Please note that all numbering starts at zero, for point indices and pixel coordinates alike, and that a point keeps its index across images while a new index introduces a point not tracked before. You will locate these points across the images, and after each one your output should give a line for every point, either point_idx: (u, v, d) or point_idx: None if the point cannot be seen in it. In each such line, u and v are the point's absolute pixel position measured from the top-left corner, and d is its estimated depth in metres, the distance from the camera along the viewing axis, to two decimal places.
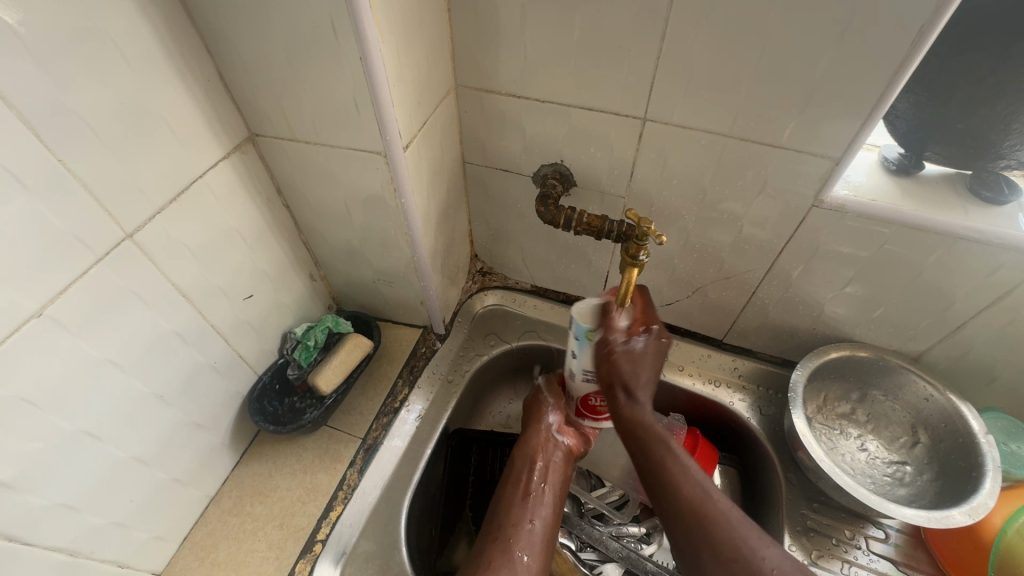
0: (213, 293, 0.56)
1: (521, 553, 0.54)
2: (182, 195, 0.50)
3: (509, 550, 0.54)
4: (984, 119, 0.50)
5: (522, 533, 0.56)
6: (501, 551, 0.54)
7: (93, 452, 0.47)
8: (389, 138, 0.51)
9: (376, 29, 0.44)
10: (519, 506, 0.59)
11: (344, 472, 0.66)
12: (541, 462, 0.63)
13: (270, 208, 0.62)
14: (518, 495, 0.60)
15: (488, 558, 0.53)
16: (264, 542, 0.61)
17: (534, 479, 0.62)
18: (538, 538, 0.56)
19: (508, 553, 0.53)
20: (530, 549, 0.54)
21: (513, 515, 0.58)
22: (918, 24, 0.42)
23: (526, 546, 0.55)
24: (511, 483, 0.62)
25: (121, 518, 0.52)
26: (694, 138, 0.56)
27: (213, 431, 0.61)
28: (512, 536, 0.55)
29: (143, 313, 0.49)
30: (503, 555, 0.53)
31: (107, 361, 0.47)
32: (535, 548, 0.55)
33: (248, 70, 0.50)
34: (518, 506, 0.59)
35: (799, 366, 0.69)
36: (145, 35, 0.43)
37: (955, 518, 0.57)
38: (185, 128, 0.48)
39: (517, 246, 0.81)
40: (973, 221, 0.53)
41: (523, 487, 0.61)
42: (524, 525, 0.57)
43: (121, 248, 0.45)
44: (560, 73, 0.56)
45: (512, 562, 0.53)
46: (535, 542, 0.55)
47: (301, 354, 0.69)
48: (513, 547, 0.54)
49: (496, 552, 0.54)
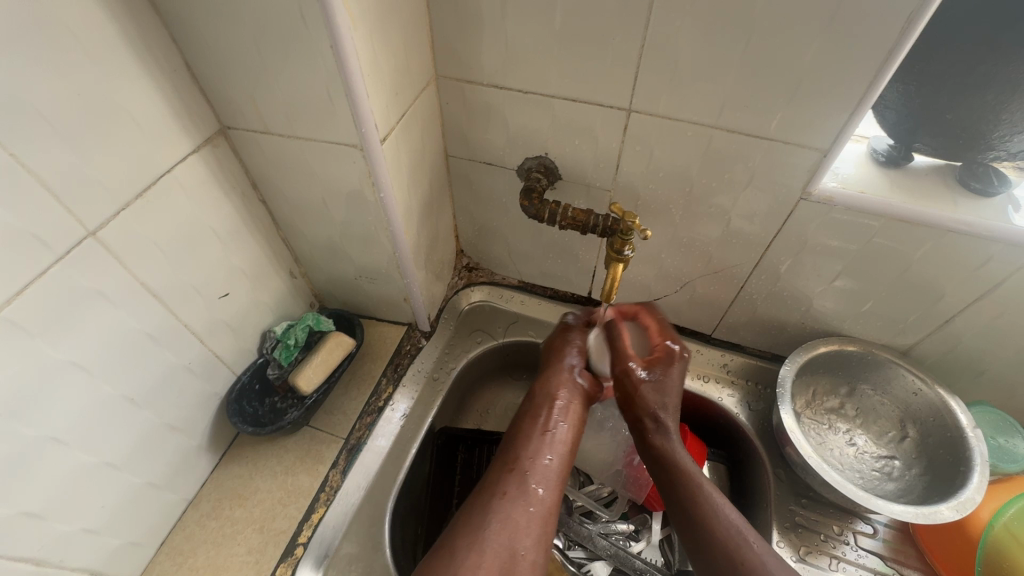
0: (186, 292, 0.54)
1: (536, 487, 0.50)
2: (148, 190, 0.48)
3: (524, 482, 0.50)
4: (974, 109, 0.49)
5: (539, 467, 0.52)
6: (517, 483, 0.50)
7: (60, 458, 0.46)
8: (364, 129, 0.49)
9: (347, 16, 0.42)
10: (539, 439, 0.54)
11: (326, 473, 0.64)
12: (566, 399, 0.58)
13: (245, 204, 0.60)
14: (536, 429, 0.55)
15: (508, 486, 0.50)
16: (244, 546, 0.59)
17: (554, 413, 0.57)
18: (555, 471, 0.52)
19: (522, 486, 0.50)
20: (546, 484, 0.51)
21: (531, 448, 0.54)
22: (907, 10, 0.41)
23: (542, 480, 0.51)
24: (531, 415, 0.57)
25: (92, 525, 0.50)
26: (680, 129, 0.55)
27: (189, 434, 0.60)
28: (529, 469, 0.52)
29: (110, 313, 0.47)
30: (518, 489, 0.50)
31: (72, 364, 0.45)
32: (553, 483, 0.51)
33: (215, 59, 0.47)
34: (538, 437, 0.55)
35: (787, 361, 0.68)
36: (104, 21, 0.41)
37: (943, 513, 0.56)
38: (150, 120, 0.46)
39: (503, 241, 0.79)
40: (962, 214, 0.52)
41: (547, 418, 0.56)
42: (543, 459, 0.53)
43: (84, 246, 0.44)
44: (543, 63, 0.55)
45: (526, 495, 0.50)
46: (552, 477, 0.52)
47: (281, 353, 0.67)
48: (529, 481, 0.51)
49: (512, 484, 0.50)
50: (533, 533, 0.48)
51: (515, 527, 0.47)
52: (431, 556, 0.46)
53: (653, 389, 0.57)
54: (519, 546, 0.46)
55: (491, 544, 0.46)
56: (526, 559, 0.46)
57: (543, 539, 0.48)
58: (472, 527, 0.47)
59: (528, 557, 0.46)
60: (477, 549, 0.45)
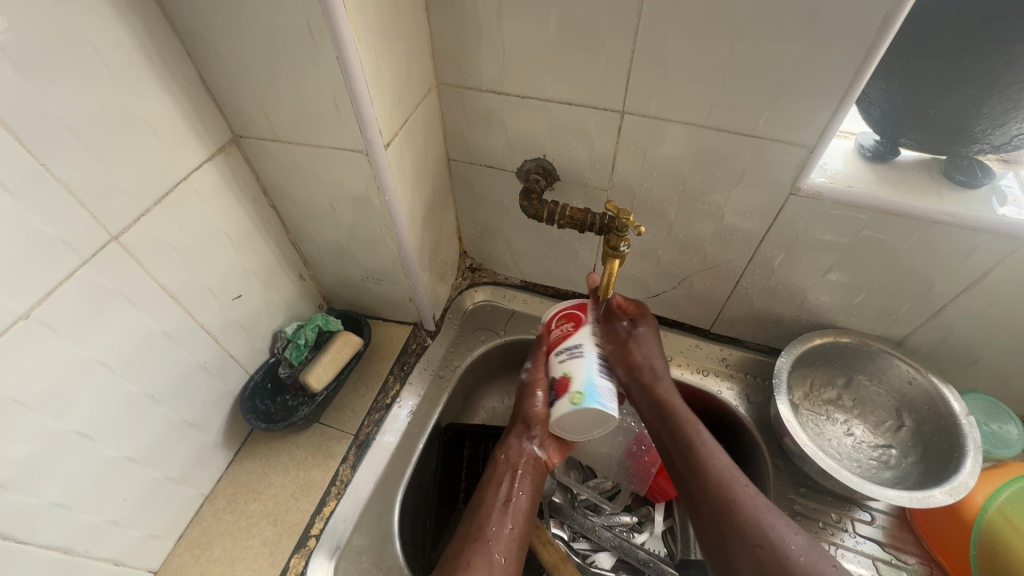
0: (201, 293, 0.57)
1: (498, 556, 0.54)
2: (167, 197, 0.50)
3: (488, 553, 0.54)
4: (954, 103, 0.51)
5: (501, 538, 0.56)
6: (482, 555, 0.54)
7: (85, 452, 0.48)
8: (369, 135, 0.52)
9: (352, 28, 0.44)
10: (498, 508, 0.58)
11: (337, 468, 0.67)
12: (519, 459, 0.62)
13: (256, 208, 0.62)
14: (499, 497, 0.59)
15: (470, 559, 0.53)
16: (259, 538, 0.62)
17: (513, 484, 0.60)
18: (515, 542, 0.56)
19: (485, 557, 0.54)
20: (507, 553, 0.54)
21: (493, 519, 0.57)
22: (882, 11, 0.43)
23: (504, 550, 0.55)
24: (492, 482, 0.61)
25: (116, 517, 0.53)
26: (672, 130, 0.57)
27: (205, 431, 0.62)
28: (489, 540, 0.55)
29: (131, 314, 0.49)
30: (482, 559, 0.53)
31: (97, 362, 0.48)
32: (512, 552, 0.55)
33: (228, 72, 0.50)
34: (499, 509, 0.58)
35: (783, 353, 0.70)
36: (126, 39, 0.43)
37: (935, 497, 0.58)
38: (167, 130, 0.49)
39: (505, 242, 0.82)
40: (948, 205, 0.54)
41: (505, 490, 0.60)
42: (504, 529, 0.57)
43: (107, 250, 0.46)
44: (540, 68, 0.57)
45: (489, 565, 0.53)
46: (514, 546, 0.56)
47: (291, 353, 0.70)
48: (490, 551, 0.54)
49: (475, 556, 0.54)
50: None
51: None
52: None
53: (638, 343, 0.64)
54: None
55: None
56: None
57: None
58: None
59: None
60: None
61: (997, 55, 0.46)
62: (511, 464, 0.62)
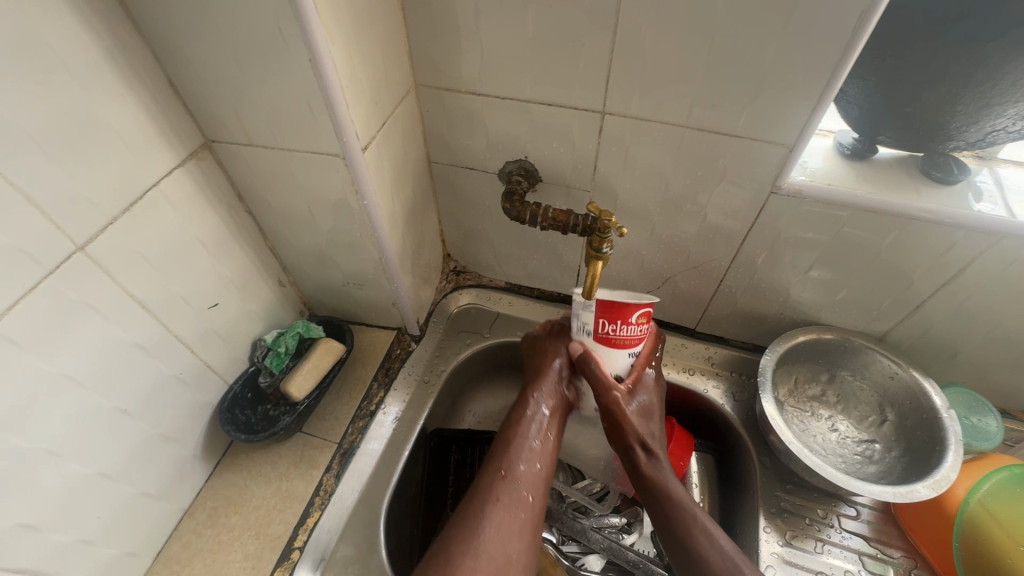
0: (176, 303, 0.55)
1: (525, 492, 0.57)
2: (136, 204, 0.49)
3: (514, 491, 0.56)
4: (930, 102, 0.51)
5: (528, 475, 0.58)
6: (509, 489, 0.56)
7: (54, 471, 0.46)
8: (345, 139, 0.51)
9: (324, 30, 0.43)
10: (524, 445, 0.60)
11: (320, 478, 0.65)
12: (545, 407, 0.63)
13: (231, 214, 0.61)
14: (523, 440, 0.60)
15: (500, 495, 0.56)
16: (240, 552, 0.60)
17: (539, 423, 0.62)
18: (541, 479, 0.59)
19: (513, 495, 0.56)
20: (534, 489, 0.57)
21: (519, 457, 0.59)
22: (858, 9, 0.43)
23: (530, 487, 0.58)
24: (522, 422, 0.62)
25: (89, 536, 0.51)
26: (653, 130, 0.57)
27: (182, 443, 0.60)
28: (516, 475, 0.57)
29: (101, 326, 0.48)
30: (509, 492, 0.56)
31: (65, 377, 0.46)
32: (538, 488, 0.58)
33: (198, 75, 0.49)
34: (528, 447, 0.60)
35: (767, 351, 0.70)
36: (88, 42, 0.42)
37: (919, 492, 0.58)
38: (135, 136, 0.47)
39: (488, 243, 0.81)
40: (925, 202, 0.54)
41: (533, 431, 0.61)
42: (532, 467, 0.59)
43: (73, 260, 0.44)
44: (519, 68, 0.56)
45: (517, 497, 0.56)
46: (538, 483, 0.58)
47: (272, 361, 0.68)
48: (518, 491, 0.57)
49: (502, 490, 0.56)
50: (522, 539, 0.54)
51: (506, 533, 0.54)
52: (438, 551, 0.52)
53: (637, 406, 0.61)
54: (510, 549, 0.53)
55: (487, 549, 0.52)
56: (517, 562, 0.53)
57: (531, 545, 0.55)
58: (467, 532, 0.53)
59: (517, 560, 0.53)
60: (472, 552, 0.51)
61: (971, 60, 0.47)
62: (541, 402, 0.63)
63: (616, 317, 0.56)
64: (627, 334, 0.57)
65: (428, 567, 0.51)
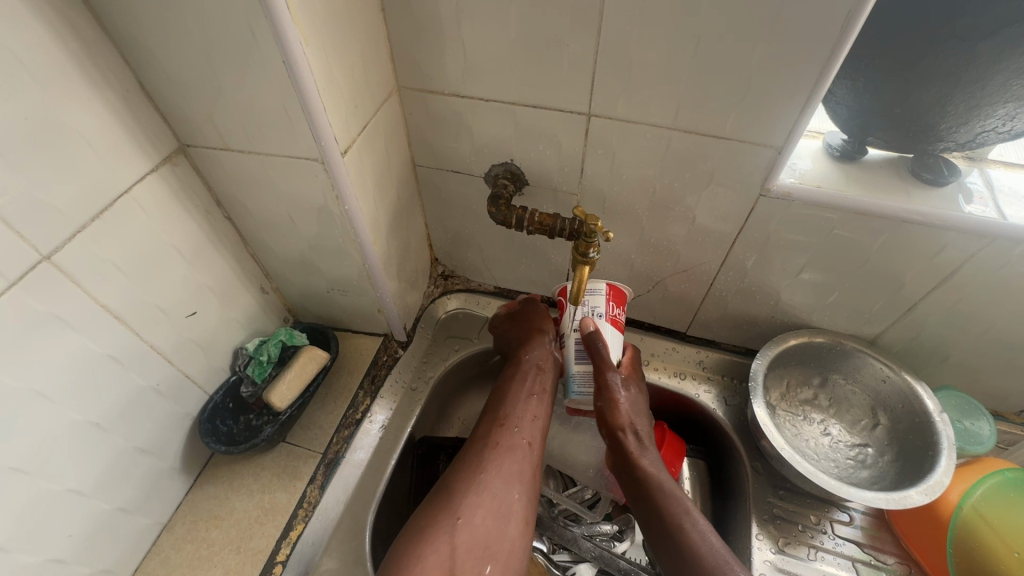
0: (151, 312, 0.53)
1: (522, 440, 0.59)
2: (107, 211, 0.47)
3: (513, 434, 0.59)
4: (920, 103, 0.50)
5: (524, 426, 0.61)
6: (509, 434, 0.59)
7: (23, 488, 0.45)
8: (324, 142, 0.49)
9: (298, 31, 0.42)
10: (523, 400, 0.63)
11: (304, 489, 0.64)
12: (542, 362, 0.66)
13: (209, 220, 0.59)
14: (523, 389, 0.63)
15: (500, 440, 0.59)
16: (221, 567, 0.59)
17: (537, 382, 0.64)
18: (538, 427, 0.62)
19: (512, 439, 0.59)
20: (531, 434, 0.60)
21: (519, 406, 0.62)
22: (845, 10, 0.42)
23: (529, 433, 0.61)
24: (519, 377, 0.65)
25: (60, 555, 0.49)
26: (640, 132, 0.56)
27: (160, 456, 0.59)
28: (514, 426, 0.60)
29: (71, 338, 0.46)
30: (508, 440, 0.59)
31: (31, 392, 0.44)
32: (537, 435, 0.61)
33: (169, 77, 0.47)
34: (526, 395, 0.63)
35: (758, 355, 0.69)
36: (49, 43, 0.40)
37: (912, 498, 0.57)
38: (104, 141, 0.46)
39: (476, 248, 0.80)
40: (915, 204, 0.54)
41: (530, 387, 0.64)
42: (531, 415, 0.62)
43: (39, 271, 0.43)
44: (503, 70, 0.55)
45: (513, 443, 0.59)
46: (535, 433, 0.61)
47: (254, 370, 0.66)
48: (516, 436, 0.60)
49: (504, 435, 0.59)
50: (522, 480, 0.57)
51: (506, 472, 0.56)
52: (440, 493, 0.55)
53: (628, 403, 0.61)
54: (509, 489, 0.55)
55: (490, 486, 0.55)
56: (518, 501, 0.55)
57: (532, 487, 0.57)
58: (468, 472, 0.56)
59: (516, 499, 0.55)
60: (470, 492, 0.54)
61: (960, 62, 0.46)
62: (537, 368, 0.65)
63: (613, 299, 0.61)
64: (620, 316, 0.62)
65: (431, 506, 0.54)
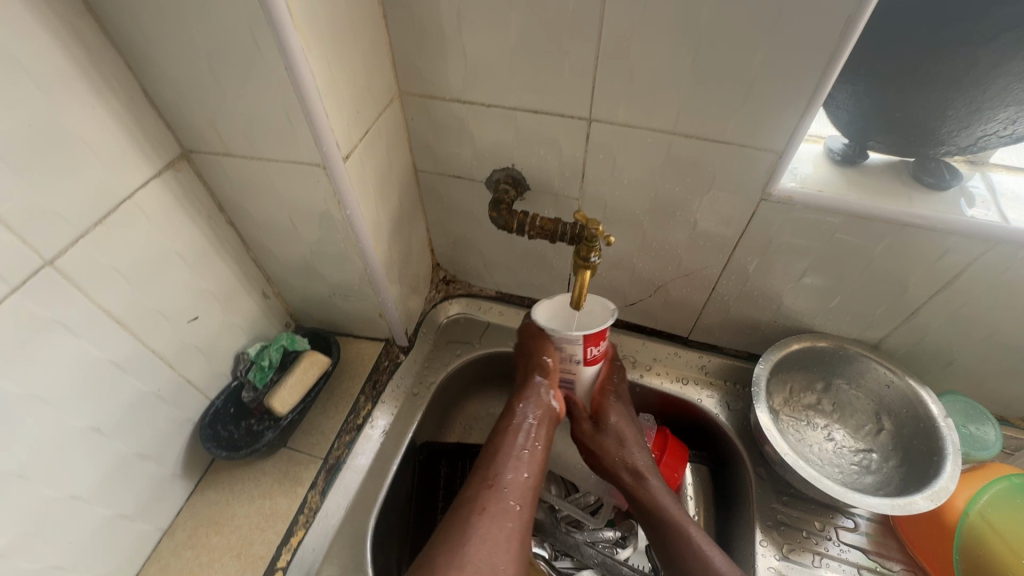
0: (152, 317, 0.54)
1: (512, 502, 0.54)
2: (110, 217, 0.47)
3: (502, 498, 0.54)
4: (921, 107, 0.50)
5: (515, 484, 0.56)
6: (497, 499, 0.54)
7: (24, 494, 0.45)
8: (326, 148, 0.50)
9: (300, 37, 0.42)
10: (512, 457, 0.58)
11: (305, 495, 0.64)
12: (535, 417, 0.61)
13: (211, 226, 0.59)
14: (513, 448, 0.59)
15: (487, 504, 0.54)
16: (221, 574, 0.58)
17: (527, 433, 0.60)
18: (529, 487, 0.56)
19: (500, 503, 0.54)
20: (521, 498, 0.55)
21: (509, 467, 0.57)
22: (844, 15, 0.42)
23: (519, 495, 0.55)
24: (510, 432, 0.60)
25: (61, 561, 0.49)
26: (640, 137, 0.56)
27: (161, 462, 0.59)
28: (504, 487, 0.55)
29: (73, 343, 0.46)
30: (495, 505, 0.54)
31: (33, 397, 0.44)
32: (526, 496, 0.56)
33: (171, 83, 0.48)
34: (516, 455, 0.58)
35: (761, 360, 0.69)
36: (54, 50, 0.41)
37: (918, 504, 0.57)
38: (107, 147, 0.46)
39: (477, 252, 0.80)
40: (917, 208, 0.54)
41: (521, 441, 0.59)
42: (520, 475, 0.57)
43: (42, 275, 0.43)
44: (504, 76, 0.55)
45: (504, 510, 0.53)
46: (527, 493, 0.56)
47: (255, 375, 0.66)
48: (504, 499, 0.54)
49: (490, 499, 0.54)
50: (510, 547, 0.51)
51: (493, 542, 0.51)
52: (424, 562, 0.50)
53: (615, 440, 0.64)
54: (497, 559, 0.50)
55: (472, 560, 0.49)
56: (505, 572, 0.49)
57: (519, 553, 0.51)
58: (452, 545, 0.50)
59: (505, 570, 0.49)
60: (457, 566, 0.48)
61: (963, 65, 0.46)
62: (530, 413, 0.61)
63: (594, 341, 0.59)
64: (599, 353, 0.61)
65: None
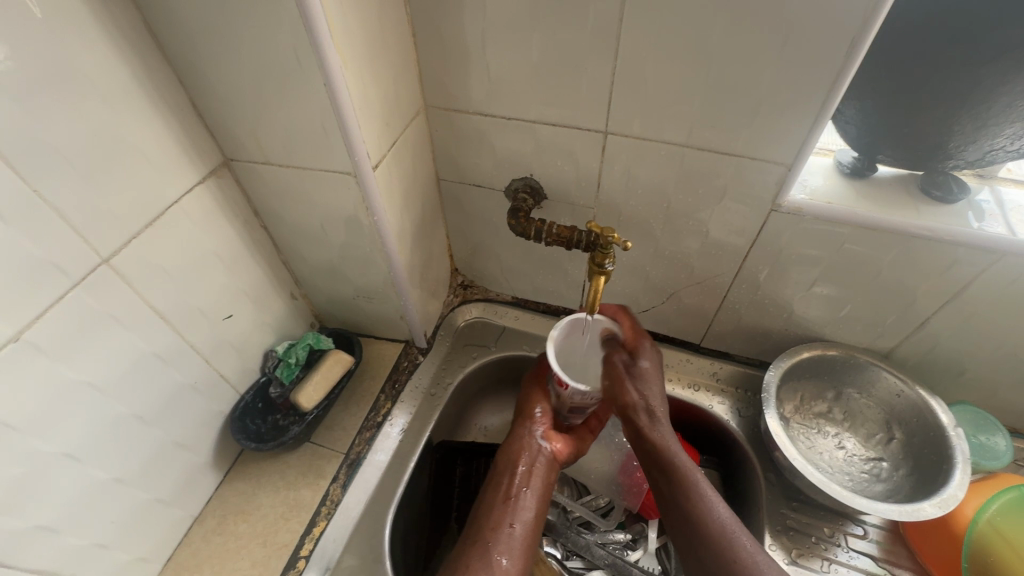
0: (192, 313, 0.57)
1: (501, 557, 0.54)
2: (159, 219, 0.51)
3: (486, 554, 0.54)
4: (927, 122, 0.52)
5: (505, 538, 0.56)
6: (480, 554, 0.54)
7: (73, 474, 0.48)
8: (357, 158, 0.53)
9: (338, 57, 0.46)
10: (502, 508, 0.59)
11: (327, 487, 0.66)
12: (526, 461, 0.62)
13: (246, 229, 0.63)
14: (499, 496, 0.60)
15: (469, 562, 0.54)
16: (248, 559, 0.61)
17: (517, 483, 0.60)
18: (518, 538, 0.56)
19: (485, 558, 0.54)
20: (508, 549, 0.55)
21: (494, 518, 0.58)
22: (848, 37, 0.44)
23: (507, 549, 0.55)
24: (496, 482, 0.61)
25: (102, 539, 0.53)
26: (655, 150, 0.59)
27: (195, 451, 0.62)
28: (491, 540, 0.56)
29: (121, 336, 0.50)
30: (481, 561, 0.54)
31: (87, 385, 0.48)
32: (517, 550, 0.55)
33: (218, 96, 0.51)
34: (503, 506, 0.59)
35: (772, 367, 0.70)
36: (118, 67, 0.45)
37: (926, 510, 0.58)
38: (159, 155, 0.50)
39: (495, 259, 0.83)
40: (924, 219, 0.55)
41: (507, 488, 0.60)
42: (509, 526, 0.57)
43: (98, 272, 0.47)
44: (526, 91, 0.59)
45: (490, 567, 0.53)
46: (516, 546, 0.56)
47: (283, 371, 0.70)
48: (492, 548, 0.55)
49: (474, 558, 0.54)
50: None
51: None
52: None
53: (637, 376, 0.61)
54: None
55: None
56: None
57: None
58: None
59: None
60: None
61: (964, 82, 0.48)
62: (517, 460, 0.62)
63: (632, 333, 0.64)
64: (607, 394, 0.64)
65: None
